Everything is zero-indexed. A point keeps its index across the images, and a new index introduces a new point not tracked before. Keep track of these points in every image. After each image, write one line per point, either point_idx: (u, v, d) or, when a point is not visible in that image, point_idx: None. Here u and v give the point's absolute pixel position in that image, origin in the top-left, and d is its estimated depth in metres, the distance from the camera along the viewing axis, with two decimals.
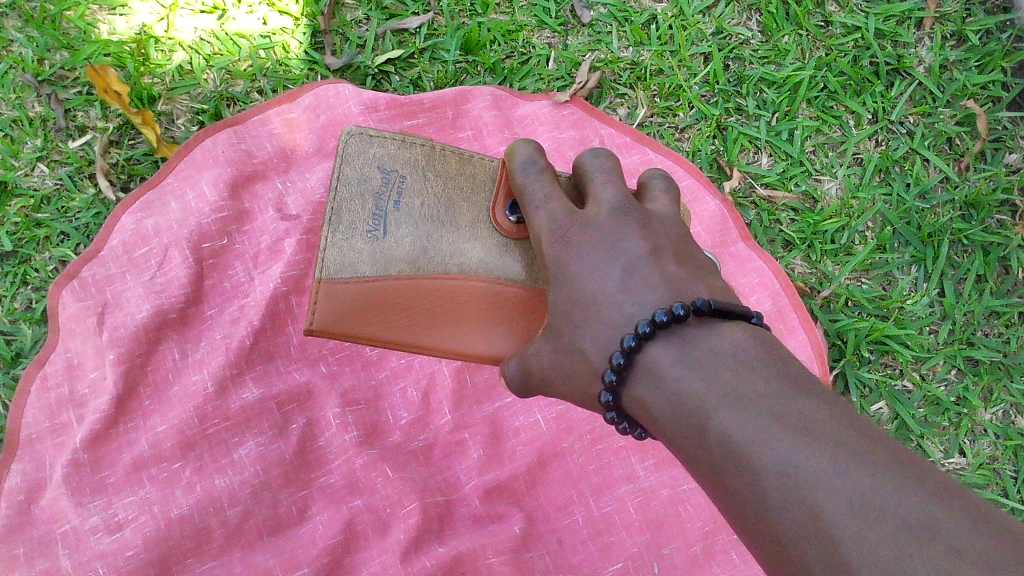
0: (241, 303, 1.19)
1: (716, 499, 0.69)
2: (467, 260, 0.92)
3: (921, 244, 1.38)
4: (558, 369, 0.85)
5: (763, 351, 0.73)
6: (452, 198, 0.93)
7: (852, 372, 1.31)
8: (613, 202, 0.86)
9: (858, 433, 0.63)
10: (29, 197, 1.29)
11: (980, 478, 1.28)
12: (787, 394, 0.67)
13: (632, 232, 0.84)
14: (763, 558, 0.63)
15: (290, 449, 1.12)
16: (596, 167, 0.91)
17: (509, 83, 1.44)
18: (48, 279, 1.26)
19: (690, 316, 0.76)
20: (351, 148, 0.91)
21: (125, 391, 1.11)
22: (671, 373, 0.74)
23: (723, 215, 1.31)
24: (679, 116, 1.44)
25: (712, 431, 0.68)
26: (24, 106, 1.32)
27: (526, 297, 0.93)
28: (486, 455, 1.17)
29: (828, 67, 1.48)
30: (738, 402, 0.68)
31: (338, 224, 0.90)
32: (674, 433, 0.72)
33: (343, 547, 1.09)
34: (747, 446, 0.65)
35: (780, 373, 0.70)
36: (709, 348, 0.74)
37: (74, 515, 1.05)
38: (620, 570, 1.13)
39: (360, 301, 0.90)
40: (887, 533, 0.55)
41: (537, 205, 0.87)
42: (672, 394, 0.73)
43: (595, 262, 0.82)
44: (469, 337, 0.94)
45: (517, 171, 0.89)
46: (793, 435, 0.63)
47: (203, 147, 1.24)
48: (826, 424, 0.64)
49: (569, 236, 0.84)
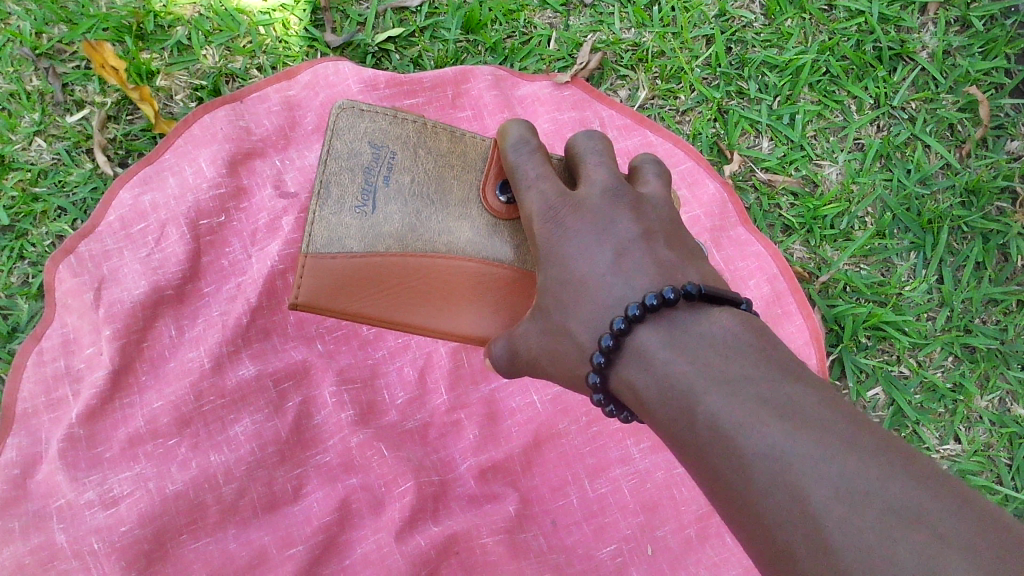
0: (237, 280, 1.18)
1: (702, 484, 0.68)
2: (455, 239, 0.92)
3: (920, 230, 1.38)
4: (547, 352, 0.84)
5: (752, 336, 0.73)
6: (442, 176, 0.93)
7: (849, 357, 1.32)
8: (605, 184, 0.86)
9: (846, 420, 0.63)
10: (27, 171, 1.28)
11: (974, 465, 1.28)
12: (776, 379, 0.67)
13: (625, 216, 0.83)
14: (746, 541, 0.63)
15: (286, 428, 1.12)
16: (589, 149, 0.90)
17: (510, 62, 1.43)
18: (45, 254, 1.26)
19: (680, 301, 0.76)
20: (342, 122, 0.90)
21: (122, 367, 1.11)
22: (659, 356, 0.74)
23: (723, 198, 1.31)
24: (680, 98, 1.43)
25: (700, 415, 0.68)
26: (22, 80, 1.31)
27: (514, 278, 0.93)
28: (482, 435, 1.17)
29: (831, 51, 1.47)
30: (726, 387, 0.68)
31: (327, 198, 0.89)
32: (661, 415, 0.72)
33: (338, 525, 1.09)
34: (734, 431, 0.64)
35: (769, 359, 0.70)
36: (698, 333, 0.74)
37: (70, 489, 1.05)
38: (614, 551, 1.13)
39: (346, 277, 0.89)
40: (872, 519, 0.55)
41: (529, 184, 0.87)
42: (661, 377, 0.73)
43: (587, 244, 0.82)
44: (453, 316, 0.93)
45: (510, 149, 0.88)
46: (781, 421, 0.63)
47: (202, 123, 1.23)
48: (814, 411, 0.64)
49: (561, 217, 0.84)
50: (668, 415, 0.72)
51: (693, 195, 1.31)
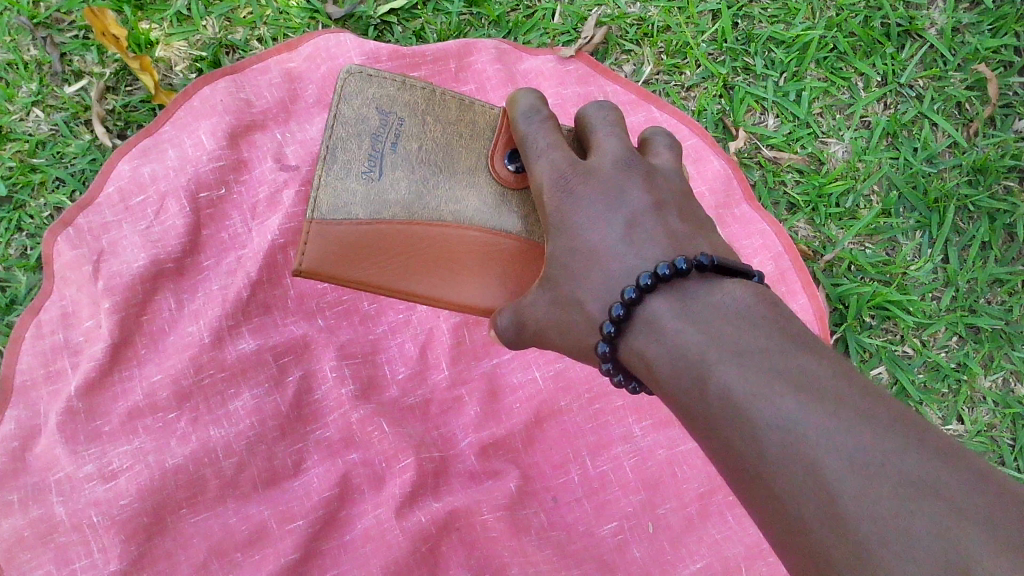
0: (238, 254, 1.17)
1: (712, 454, 0.68)
2: (462, 208, 0.91)
3: (926, 209, 1.37)
4: (555, 322, 0.84)
5: (766, 307, 0.72)
6: (450, 144, 0.92)
7: (853, 337, 1.31)
8: (616, 155, 0.85)
9: (860, 390, 0.62)
10: (24, 142, 1.27)
11: (977, 445, 1.27)
12: (789, 349, 0.67)
13: (636, 186, 0.82)
14: (758, 512, 0.63)
15: (285, 403, 1.12)
16: (600, 119, 0.89)
17: (513, 36, 1.41)
18: (43, 225, 1.25)
19: (692, 271, 0.75)
20: (349, 87, 0.89)
21: (121, 340, 1.10)
22: (671, 326, 0.73)
23: (727, 175, 1.30)
24: (685, 74, 1.42)
25: (712, 385, 0.67)
26: (19, 49, 1.30)
27: (520, 249, 0.92)
28: (484, 412, 1.17)
29: (839, 28, 1.45)
30: (739, 357, 0.67)
31: (333, 163, 0.88)
32: (672, 385, 0.72)
33: (338, 500, 1.09)
34: (746, 400, 0.64)
35: (782, 330, 0.69)
36: (710, 303, 0.73)
37: (69, 463, 1.04)
38: (615, 528, 1.13)
39: (353, 243, 0.88)
40: (887, 490, 0.55)
41: (540, 154, 0.86)
42: (672, 347, 0.72)
43: (598, 214, 0.81)
44: (459, 287, 0.92)
45: (520, 119, 0.88)
46: (794, 391, 0.62)
47: (202, 95, 1.22)
48: (828, 381, 0.63)
49: (571, 186, 0.83)
50: (679, 385, 0.71)
51: (698, 172, 1.30)
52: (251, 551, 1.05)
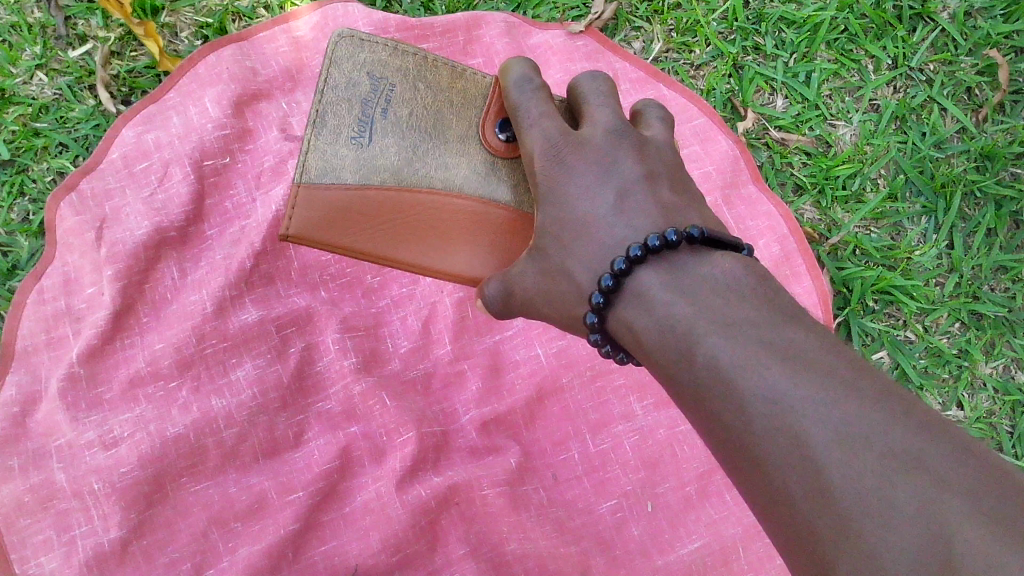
0: (241, 224, 1.16)
1: (698, 426, 0.68)
2: (451, 175, 0.89)
3: (933, 195, 1.36)
4: (545, 292, 0.83)
5: (754, 281, 0.72)
6: (441, 111, 0.89)
7: (856, 321, 1.31)
8: (608, 126, 0.84)
9: (848, 363, 0.62)
10: (27, 105, 1.26)
11: (976, 432, 1.27)
12: (777, 323, 0.67)
13: (628, 158, 0.82)
14: (742, 483, 0.63)
15: (287, 373, 1.11)
16: (592, 89, 0.87)
17: (523, 10, 1.40)
18: (45, 190, 1.24)
19: (682, 244, 0.74)
20: (340, 51, 0.86)
21: (123, 307, 1.09)
22: (660, 297, 0.72)
23: (735, 154, 1.29)
24: (695, 53, 1.41)
25: (699, 357, 0.67)
26: (24, 12, 1.28)
27: (510, 218, 0.89)
28: (485, 387, 1.17)
29: (851, 9, 1.44)
30: (728, 330, 0.67)
31: (322, 127, 0.85)
32: (660, 357, 0.71)
33: (339, 472, 1.09)
34: (734, 373, 0.63)
35: (771, 304, 0.69)
36: (699, 276, 0.73)
37: (70, 429, 1.04)
38: (614, 506, 1.13)
39: (340, 208, 0.85)
40: (872, 461, 0.55)
41: (531, 123, 0.84)
42: (661, 318, 0.72)
43: (590, 186, 0.80)
44: (448, 254, 0.89)
45: (512, 88, 0.85)
46: (782, 364, 0.62)
47: (207, 62, 1.21)
48: (815, 354, 0.63)
49: (564, 157, 0.82)
50: (666, 355, 0.70)
51: (706, 151, 1.29)
52: (251, 521, 1.05)
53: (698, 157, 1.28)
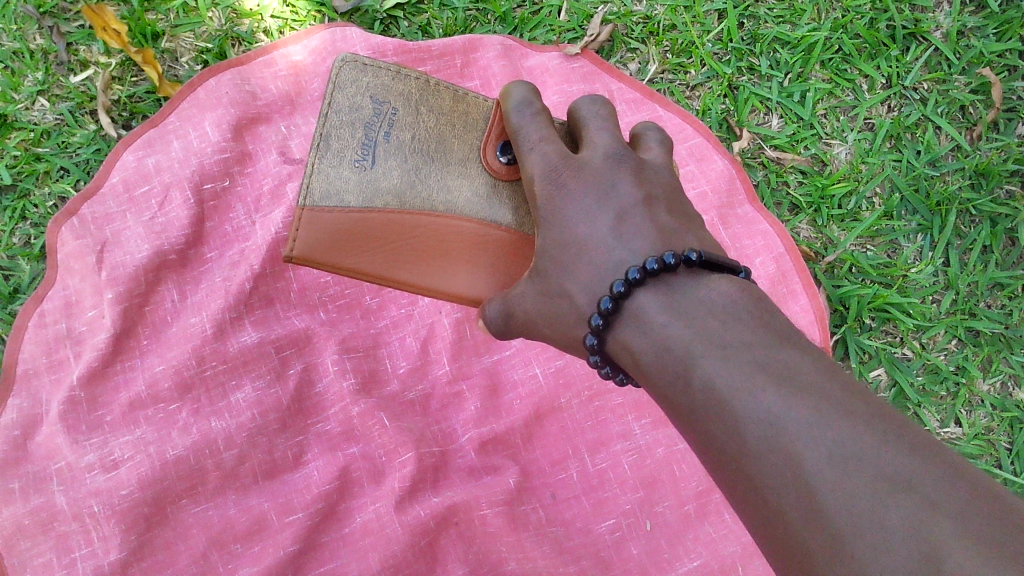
0: (241, 246, 1.17)
1: (696, 447, 0.68)
2: (453, 198, 0.90)
3: (928, 213, 1.37)
4: (544, 315, 0.83)
5: (750, 303, 0.72)
6: (443, 134, 0.90)
7: (853, 339, 1.31)
8: (608, 149, 0.85)
9: (841, 385, 0.63)
10: (29, 130, 1.27)
11: (974, 449, 1.28)
12: (774, 345, 0.67)
13: (626, 180, 0.83)
14: (738, 503, 0.63)
15: (286, 395, 1.12)
16: (592, 112, 0.88)
17: (519, 33, 1.41)
18: (47, 215, 1.25)
19: (680, 266, 0.75)
20: (344, 75, 0.86)
21: (124, 330, 1.10)
22: (657, 319, 0.73)
23: (731, 175, 1.30)
24: (690, 73, 1.42)
25: (696, 378, 0.67)
26: (25, 38, 1.30)
27: (512, 241, 0.91)
28: (484, 407, 1.17)
29: (844, 29, 1.45)
30: (725, 352, 0.67)
31: (326, 150, 0.85)
32: (657, 378, 0.72)
33: (338, 493, 1.09)
34: (730, 394, 0.64)
35: (767, 326, 0.70)
36: (697, 298, 0.73)
37: (70, 452, 1.05)
38: (613, 526, 1.13)
39: (344, 231, 0.85)
40: (865, 483, 0.55)
41: (531, 146, 0.85)
42: (658, 339, 0.72)
43: (588, 209, 0.81)
44: (448, 275, 0.90)
45: (513, 111, 0.86)
46: (777, 386, 0.63)
47: (207, 87, 1.22)
48: (810, 376, 0.63)
49: (563, 179, 0.83)
50: (664, 376, 0.71)
51: (702, 171, 1.29)
52: (250, 543, 1.06)
53: (694, 177, 1.29)
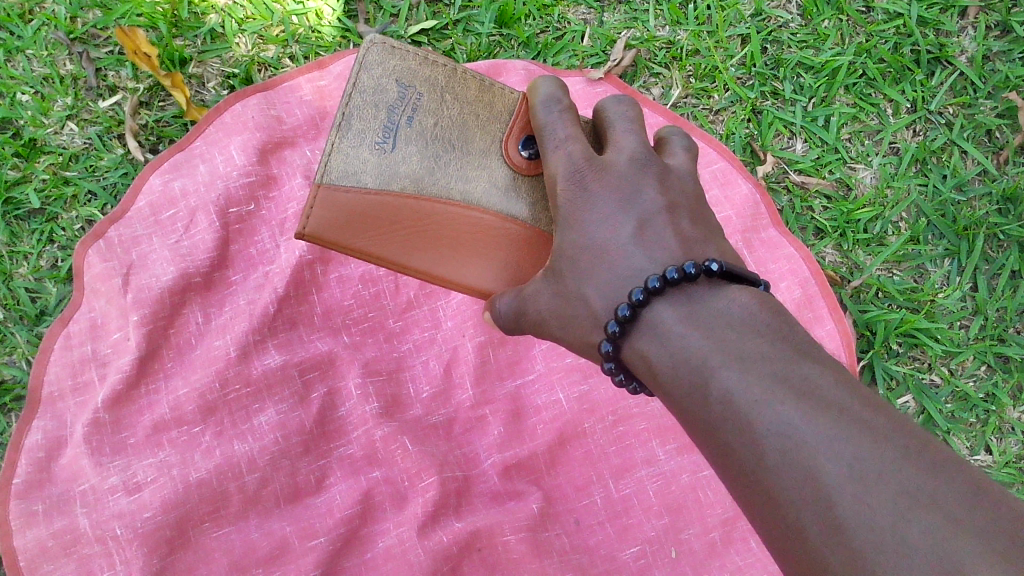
0: (266, 269, 1.17)
1: (709, 456, 0.67)
2: (471, 188, 0.89)
3: (955, 237, 1.36)
4: (557, 316, 0.83)
5: (768, 313, 0.71)
6: (465, 124, 0.90)
7: (880, 364, 1.30)
8: (633, 154, 0.84)
9: (859, 399, 0.62)
10: (58, 155, 1.28)
11: (1006, 477, 1.25)
12: (792, 357, 0.66)
13: (651, 190, 0.82)
14: (754, 515, 0.62)
15: (310, 418, 1.12)
16: (619, 114, 0.87)
17: (542, 58, 1.42)
18: (74, 238, 1.26)
19: (700, 276, 0.74)
20: (371, 57, 0.86)
21: (148, 352, 1.10)
22: (674, 329, 0.72)
23: (755, 200, 1.29)
24: (714, 98, 1.42)
25: (713, 389, 0.67)
26: (56, 64, 1.32)
27: (526, 236, 0.90)
28: (507, 432, 1.16)
29: (868, 54, 1.45)
30: (742, 360, 0.66)
31: (347, 130, 0.85)
32: (672, 387, 0.71)
33: (361, 517, 1.09)
34: (747, 404, 0.63)
35: (786, 338, 0.68)
36: (715, 308, 0.73)
37: (94, 474, 1.05)
38: (638, 553, 1.12)
39: (358, 211, 0.84)
40: (885, 497, 0.54)
41: (556, 145, 0.84)
42: (674, 350, 0.71)
43: (612, 211, 0.80)
44: (459, 267, 0.90)
45: (539, 106, 0.85)
46: (794, 397, 0.62)
47: (234, 111, 1.23)
48: (828, 389, 0.62)
49: (587, 183, 0.82)
50: (680, 388, 0.70)
51: (727, 195, 1.29)
52: (272, 567, 1.05)
53: (718, 202, 1.28)
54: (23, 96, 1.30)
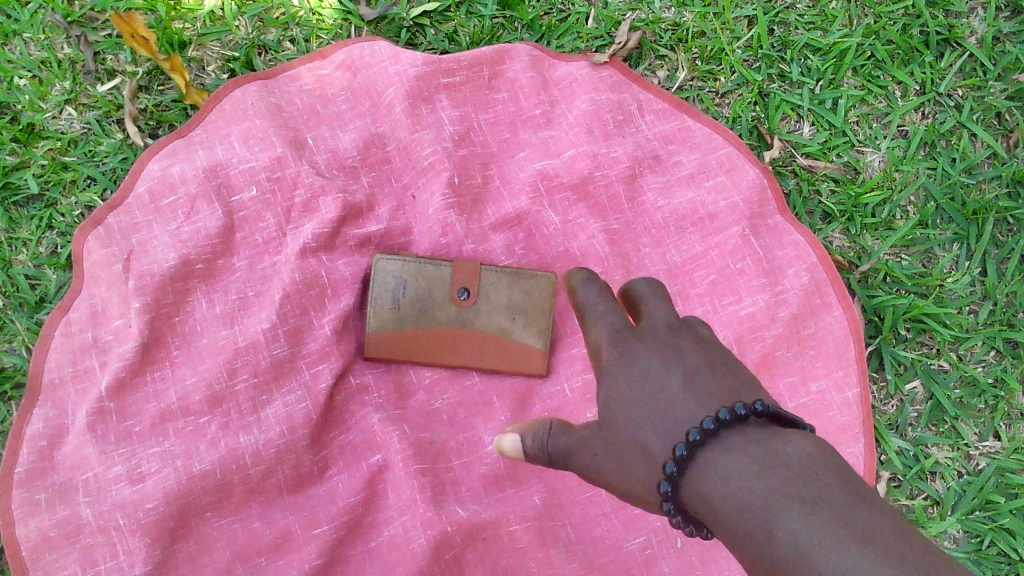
0: (273, 260, 1.16)
1: None
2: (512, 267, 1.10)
3: (964, 222, 1.34)
4: (610, 455, 0.75)
5: (834, 460, 0.64)
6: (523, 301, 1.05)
7: (888, 350, 1.29)
8: (667, 320, 0.79)
9: (923, 548, 0.57)
10: (56, 140, 1.27)
11: (1014, 464, 1.25)
12: (854, 498, 0.60)
13: (690, 348, 0.76)
14: None
15: (317, 410, 1.10)
16: (649, 290, 0.82)
17: (546, 40, 1.40)
18: (73, 224, 1.25)
19: (749, 417, 0.69)
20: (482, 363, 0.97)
21: (151, 339, 1.09)
22: (732, 459, 0.66)
23: (762, 184, 1.26)
24: (720, 80, 1.41)
25: (777, 535, 0.60)
26: (53, 47, 1.30)
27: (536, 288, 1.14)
28: (511, 420, 1.16)
29: (876, 36, 1.42)
30: (807, 504, 0.60)
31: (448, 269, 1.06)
32: (731, 530, 0.64)
33: (365, 506, 1.09)
34: (813, 552, 0.57)
35: (847, 480, 0.62)
36: (771, 447, 0.66)
37: (98, 463, 1.04)
38: (643, 543, 1.11)
39: (414, 337, 1.13)
40: None
41: (596, 316, 0.80)
42: (731, 494, 0.64)
43: (660, 369, 0.74)
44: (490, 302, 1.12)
45: (579, 287, 0.82)
46: (861, 545, 0.56)
47: (233, 98, 1.21)
48: (893, 537, 0.57)
49: (628, 341, 0.77)
50: (739, 532, 0.63)
51: (733, 180, 1.26)
52: (276, 556, 1.05)
53: (725, 188, 1.26)
54: (21, 81, 1.28)
